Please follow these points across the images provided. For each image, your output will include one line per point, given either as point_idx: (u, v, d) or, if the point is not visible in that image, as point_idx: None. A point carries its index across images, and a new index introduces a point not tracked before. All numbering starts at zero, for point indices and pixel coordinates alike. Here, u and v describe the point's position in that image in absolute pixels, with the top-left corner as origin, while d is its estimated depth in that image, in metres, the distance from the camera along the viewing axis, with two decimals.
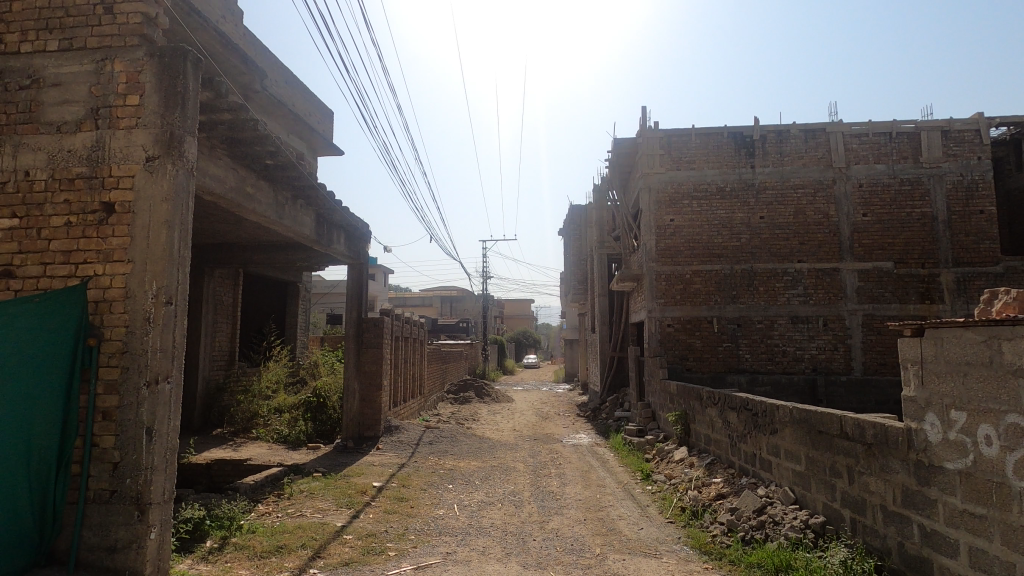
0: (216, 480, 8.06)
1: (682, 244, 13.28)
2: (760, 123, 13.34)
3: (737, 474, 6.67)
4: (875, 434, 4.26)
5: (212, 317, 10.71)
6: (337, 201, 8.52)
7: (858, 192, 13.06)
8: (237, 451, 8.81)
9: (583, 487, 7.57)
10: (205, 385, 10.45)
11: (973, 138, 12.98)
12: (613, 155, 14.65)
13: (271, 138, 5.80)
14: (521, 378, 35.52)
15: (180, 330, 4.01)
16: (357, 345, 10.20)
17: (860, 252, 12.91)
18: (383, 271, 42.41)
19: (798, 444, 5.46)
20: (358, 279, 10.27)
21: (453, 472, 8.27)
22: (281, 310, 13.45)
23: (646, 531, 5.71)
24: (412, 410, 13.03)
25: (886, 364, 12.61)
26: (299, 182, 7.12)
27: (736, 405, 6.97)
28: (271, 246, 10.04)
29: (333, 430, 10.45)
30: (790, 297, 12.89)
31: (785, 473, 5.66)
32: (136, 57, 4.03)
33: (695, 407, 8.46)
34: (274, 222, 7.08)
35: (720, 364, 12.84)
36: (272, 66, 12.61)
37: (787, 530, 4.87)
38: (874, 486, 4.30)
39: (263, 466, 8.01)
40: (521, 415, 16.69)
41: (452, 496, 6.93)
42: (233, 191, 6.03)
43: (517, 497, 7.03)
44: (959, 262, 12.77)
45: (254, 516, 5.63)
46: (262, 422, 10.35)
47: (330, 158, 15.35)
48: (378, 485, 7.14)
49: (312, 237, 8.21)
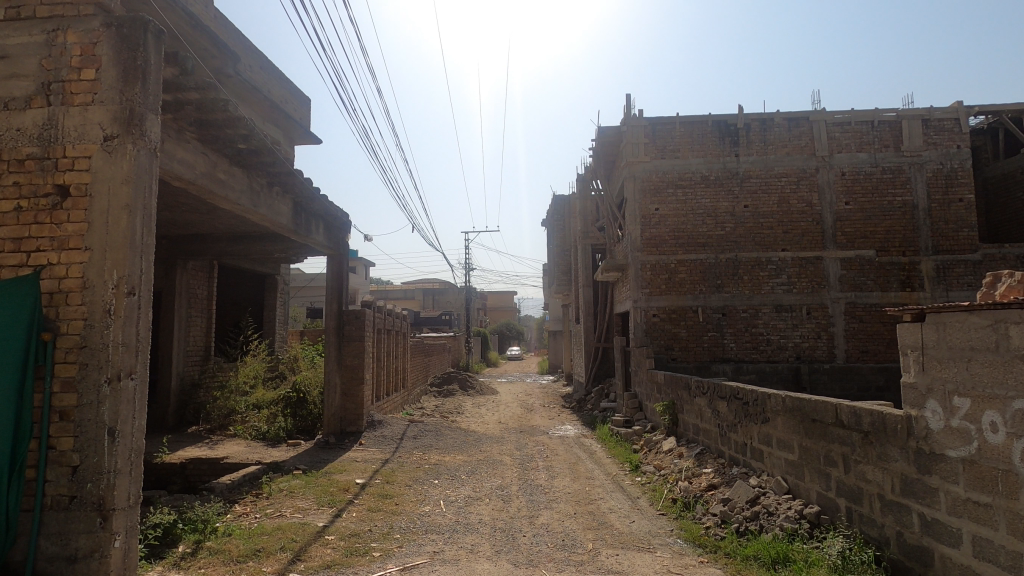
0: (191, 479, 7.77)
1: (668, 233, 13.19)
2: (744, 111, 13.27)
3: (728, 464, 6.59)
4: (872, 422, 4.18)
5: (185, 310, 10.33)
6: (315, 190, 8.21)
7: (840, 180, 13.09)
8: (214, 449, 8.52)
9: (571, 480, 7.44)
10: (179, 382, 10.09)
11: (953, 126, 13.10)
12: (597, 143, 14.50)
13: (243, 121, 5.50)
14: (504, 371, 35.36)
15: (145, 324, 3.73)
16: (338, 339, 9.92)
17: (843, 239, 12.97)
18: (364, 264, 41.79)
19: (791, 433, 5.38)
20: (337, 270, 10.00)
21: (438, 466, 8.07)
22: (258, 302, 13.03)
23: (638, 524, 5.59)
24: (395, 404, 12.80)
25: (868, 351, 12.71)
26: (274, 168, 6.79)
27: (725, 395, 6.88)
28: (247, 236, 9.75)
29: (314, 426, 10.13)
30: (774, 286, 12.91)
31: (777, 463, 5.58)
32: (91, 27, 3.71)
33: (682, 397, 8.39)
34: (248, 210, 6.77)
35: (705, 353, 12.84)
36: (245, 50, 12.15)
37: (782, 520, 4.77)
38: (871, 474, 4.23)
39: (241, 464, 7.73)
40: (506, 407, 16.52)
41: (438, 492, 6.74)
42: (203, 177, 5.72)
43: (505, 491, 6.86)
44: (939, 250, 12.88)
45: (230, 518, 5.38)
46: (239, 419, 10.00)
47: (307, 146, 14.94)
48: (361, 481, 6.92)
49: (290, 227, 7.92)
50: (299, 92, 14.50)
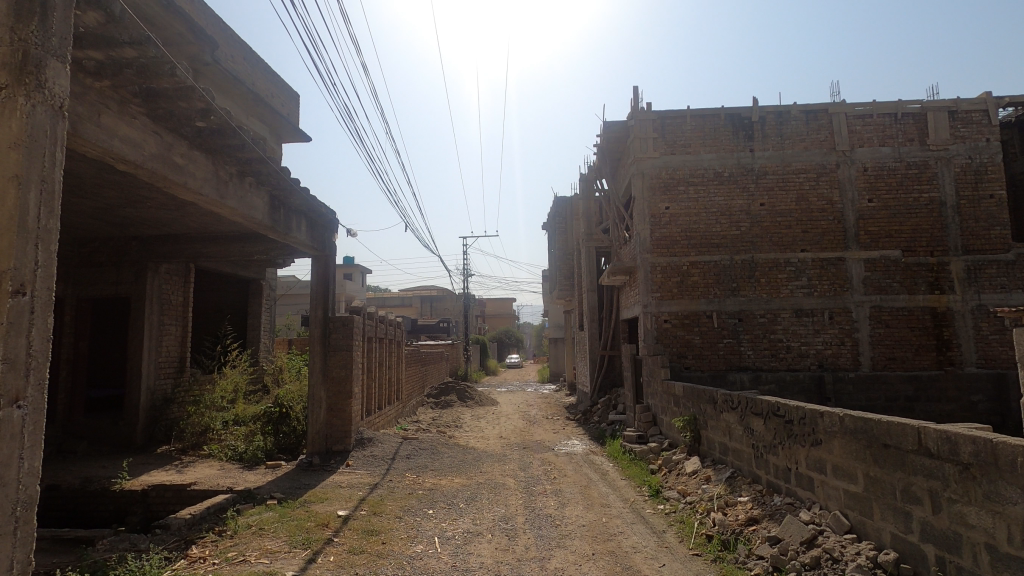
0: (154, 509, 6.88)
1: (679, 233, 12.36)
2: (758, 104, 12.50)
3: (767, 493, 5.70)
4: (975, 452, 3.35)
5: (157, 318, 9.39)
6: (295, 182, 7.35)
7: (862, 176, 12.30)
8: (182, 473, 7.59)
9: (584, 508, 6.53)
10: (149, 397, 9.14)
11: (981, 119, 12.32)
12: (602, 139, 13.69)
13: (200, 92, 4.68)
14: (504, 379, 34.25)
15: (42, 333, 2.85)
16: (323, 348, 9.02)
17: (866, 239, 12.14)
18: (360, 270, 40.94)
19: (851, 459, 4.53)
20: (323, 273, 9.16)
21: (433, 492, 7.16)
22: (239, 310, 12.08)
23: (670, 569, 4.70)
24: (388, 418, 11.88)
25: (895, 359, 11.89)
26: (244, 153, 5.93)
27: (762, 411, 6.01)
28: (225, 236, 8.93)
29: (298, 445, 9.19)
30: (793, 289, 12.06)
31: (833, 494, 4.71)
32: None
33: (706, 411, 7.50)
34: (214, 202, 5.92)
35: (720, 361, 11.97)
36: (227, 38, 11.35)
37: (853, 571, 3.90)
38: (975, 518, 3.38)
39: (209, 492, 6.81)
40: (507, 419, 15.59)
41: (432, 525, 5.83)
42: (152, 160, 4.87)
43: (510, 524, 5.95)
44: (970, 249, 12.06)
45: (180, 568, 4.48)
46: (215, 437, 9.09)
47: (295, 144, 14.14)
48: (344, 514, 6.00)
49: (266, 223, 7.08)
50: (287, 87, 13.70)
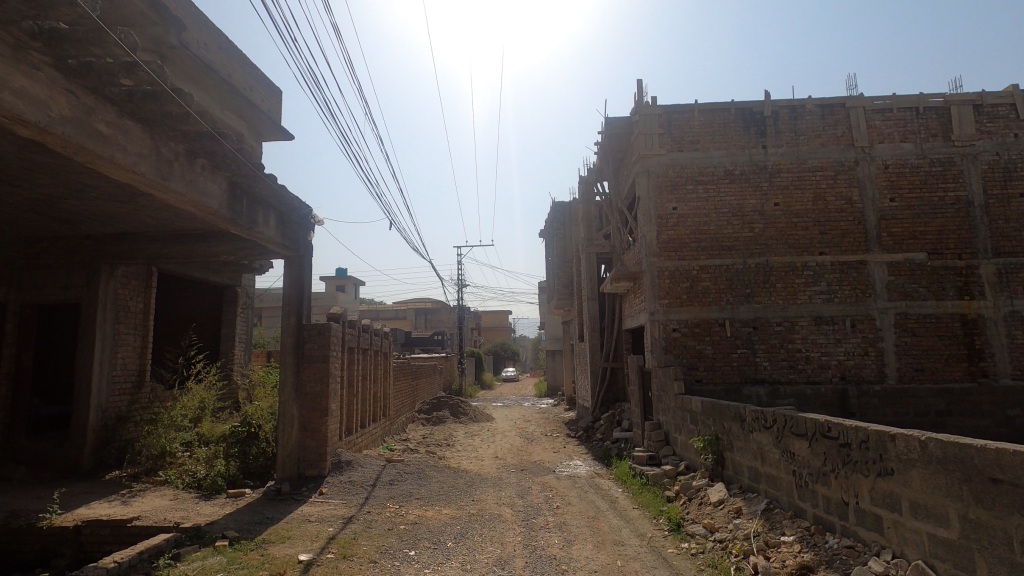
0: (86, 549, 5.84)
1: (688, 235, 11.46)
2: (771, 98, 11.69)
3: (816, 531, 4.73)
4: None
5: (111, 327, 8.36)
6: (259, 168, 6.42)
7: (883, 173, 11.47)
8: (126, 505, 6.54)
9: (594, 547, 5.52)
10: (99, 416, 8.09)
11: (1009, 113, 11.51)
12: (604, 136, 12.85)
13: None
14: (500, 394, 33.11)
15: None
16: (296, 361, 8.03)
17: (888, 241, 11.28)
18: (353, 282, 39.93)
19: (939, 495, 3.57)
20: (297, 276, 8.23)
21: (416, 527, 6.13)
22: (211, 319, 11.07)
23: None
24: (372, 437, 10.85)
25: (923, 370, 10.98)
26: (191, 127, 5.00)
27: (806, 431, 5.07)
28: (190, 235, 7.99)
29: (267, 470, 8.15)
30: (812, 295, 11.16)
31: (912, 538, 3.76)
32: None
33: (732, 430, 6.54)
34: (154, 185, 4.97)
35: (734, 374, 11.00)
36: (199, 23, 10.49)
37: None
38: None
39: (152, 529, 5.77)
40: (503, 437, 14.53)
41: (412, 572, 4.82)
42: (63, 124, 3.94)
43: (507, 569, 4.94)
44: (1000, 252, 11.22)
45: None
46: (173, 462, 8.03)
47: (277, 141, 13.25)
48: (307, 558, 4.97)
49: (224, 213, 6.11)
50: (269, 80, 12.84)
